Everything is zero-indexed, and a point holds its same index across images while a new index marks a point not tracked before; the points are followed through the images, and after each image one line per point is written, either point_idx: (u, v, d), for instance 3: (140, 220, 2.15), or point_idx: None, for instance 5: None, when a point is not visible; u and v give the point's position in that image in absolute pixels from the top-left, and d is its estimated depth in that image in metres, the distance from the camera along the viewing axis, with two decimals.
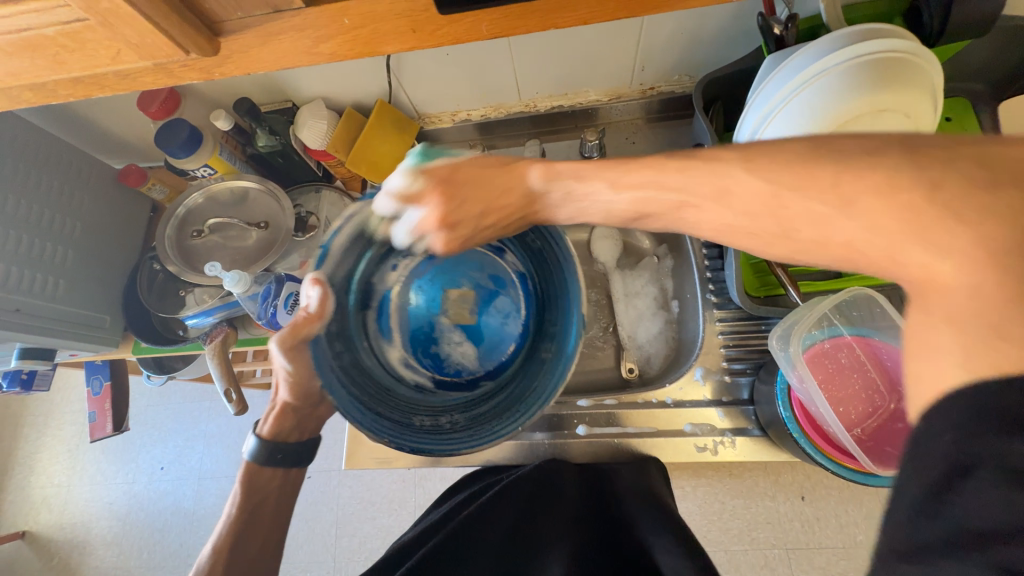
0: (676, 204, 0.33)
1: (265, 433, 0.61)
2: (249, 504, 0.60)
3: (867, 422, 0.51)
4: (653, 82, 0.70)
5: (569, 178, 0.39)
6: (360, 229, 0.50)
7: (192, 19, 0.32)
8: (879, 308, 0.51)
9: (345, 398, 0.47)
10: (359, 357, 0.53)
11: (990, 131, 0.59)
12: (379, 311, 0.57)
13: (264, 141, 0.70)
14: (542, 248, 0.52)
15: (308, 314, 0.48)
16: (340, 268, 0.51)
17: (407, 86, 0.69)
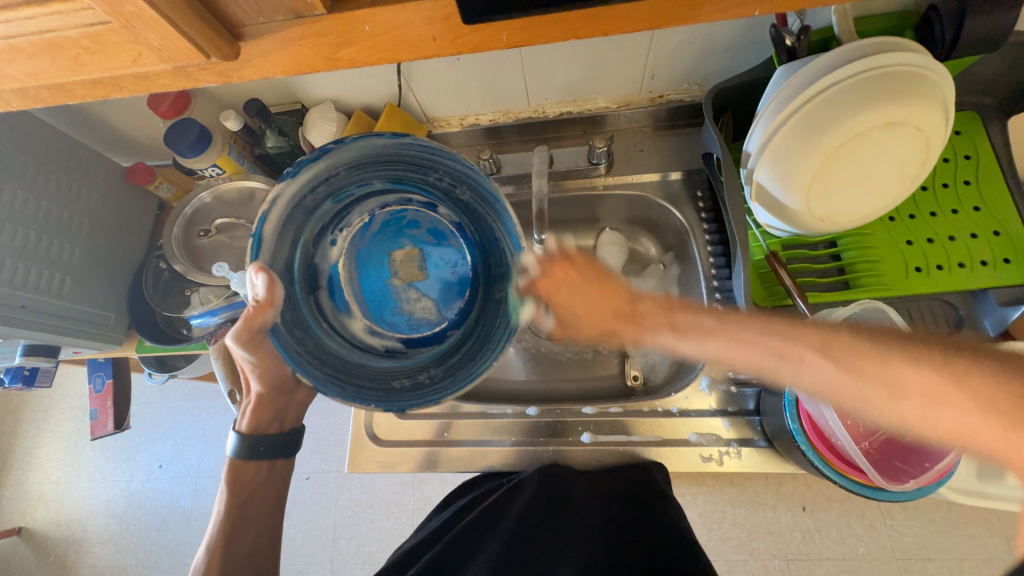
0: (772, 364, 0.42)
1: (244, 428, 0.62)
2: (239, 498, 0.61)
3: (876, 435, 0.51)
4: (662, 91, 0.71)
5: (668, 321, 0.49)
6: (281, 211, 0.48)
7: (213, 23, 0.32)
8: (889, 321, 0.51)
9: (320, 376, 0.46)
10: (323, 342, 0.50)
11: (1000, 145, 0.59)
12: (330, 289, 0.53)
13: (274, 142, 0.71)
14: (473, 200, 0.51)
15: (258, 303, 0.47)
16: (277, 258, 0.49)
17: (417, 89, 0.69)
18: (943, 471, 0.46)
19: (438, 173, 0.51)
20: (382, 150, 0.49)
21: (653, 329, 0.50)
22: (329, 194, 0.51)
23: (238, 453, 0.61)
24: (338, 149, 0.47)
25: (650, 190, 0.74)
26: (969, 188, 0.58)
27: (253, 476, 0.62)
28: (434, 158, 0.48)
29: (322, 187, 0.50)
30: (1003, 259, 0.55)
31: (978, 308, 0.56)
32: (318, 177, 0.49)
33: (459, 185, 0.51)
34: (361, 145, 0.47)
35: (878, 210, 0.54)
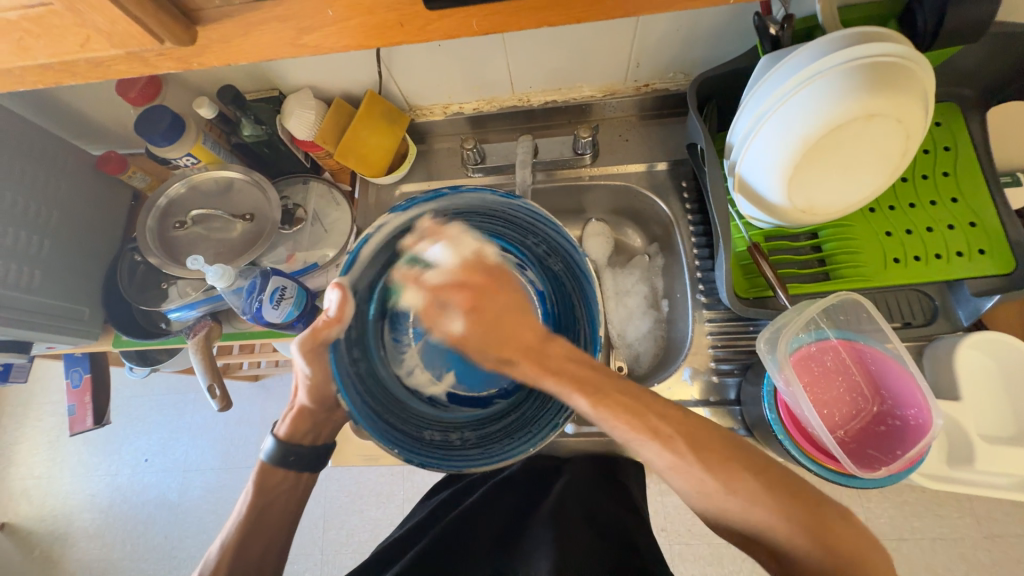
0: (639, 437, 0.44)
1: (281, 433, 0.62)
2: (263, 500, 0.60)
3: (851, 424, 0.52)
4: (647, 80, 0.70)
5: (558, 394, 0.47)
6: (387, 236, 0.55)
7: (164, 3, 0.30)
8: (865, 313, 0.51)
9: (357, 404, 0.52)
10: (376, 366, 0.57)
11: (980, 138, 0.59)
12: (395, 322, 0.60)
13: (250, 131, 0.68)
14: (563, 273, 0.58)
15: (329, 318, 0.52)
16: (363, 277, 0.55)
17: (398, 77, 0.68)
18: (912, 459, 0.46)
19: (536, 240, 0.58)
20: (493, 206, 0.56)
21: (557, 379, 0.47)
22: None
23: (271, 458, 0.60)
24: (452, 194, 0.54)
25: (636, 180, 0.73)
26: (948, 179, 0.59)
27: (281, 482, 0.61)
28: (537, 223, 0.56)
29: (426, 225, 0.57)
30: (979, 250, 0.56)
31: (953, 298, 0.56)
32: (427, 215, 0.56)
33: (553, 254, 0.58)
34: (477, 197, 0.55)
35: (859, 202, 0.55)
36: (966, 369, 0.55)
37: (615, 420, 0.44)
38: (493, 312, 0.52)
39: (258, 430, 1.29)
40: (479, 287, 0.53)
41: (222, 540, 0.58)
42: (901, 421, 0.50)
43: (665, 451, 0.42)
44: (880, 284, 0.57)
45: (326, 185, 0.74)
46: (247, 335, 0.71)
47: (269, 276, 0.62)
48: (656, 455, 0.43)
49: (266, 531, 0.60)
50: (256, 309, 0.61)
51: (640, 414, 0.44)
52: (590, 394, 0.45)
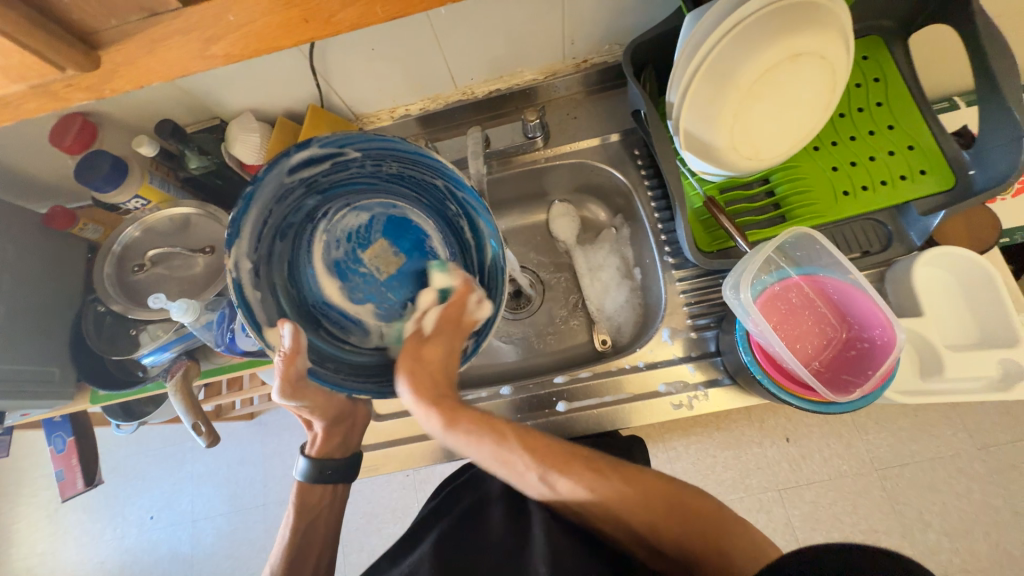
0: (544, 470, 0.50)
1: (314, 452, 0.64)
2: (305, 521, 0.62)
3: (824, 353, 0.54)
4: (585, 55, 0.71)
5: (464, 429, 0.51)
6: (252, 269, 0.52)
7: (59, 32, 0.30)
8: (821, 246, 0.53)
9: (374, 388, 0.57)
10: (353, 359, 0.58)
11: (906, 65, 0.62)
12: (329, 317, 0.59)
13: (196, 163, 0.67)
14: (402, 167, 0.57)
15: (287, 354, 0.52)
16: (270, 313, 0.54)
17: (337, 84, 0.67)
18: (883, 376, 0.48)
19: (357, 160, 0.55)
20: (297, 168, 0.52)
21: (469, 416, 0.52)
22: (275, 232, 0.55)
23: (307, 477, 0.63)
24: (258, 189, 0.50)
25: (590, 155, 0.74)
26: (882, 109, 0.61)
27: (321, 498, 0.64)
28: (342, 147, 0.52)
29: (266, 232, 0.53)
30: (920, 170, 0.58)
31: (904, 221, 0.59)
32: (257, 224, 0.52)
33: (382, 161, 0.56)
34: (276, 173, 0.51)
35: (802, 139, 0.56)
36: (925, 283, 0.57)
37: (541, 454, 0.50)
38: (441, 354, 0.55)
39: (261, 467, 1.26)
40: (450, 322, 0.57)
41: (271, 564, 0.60)
42: (868, 342, 0.52)
43: (588, 476, 0.49)
44: (834, 217, 0.59)
45: None
46: (228, 369, 0.70)
47: (238, 303, 0.62)
48: (577, 484, 0.49)
49: (314, 551, 0.62)
50: (229, 339, 0.61)
51: (561, 454, 0.51)
52: (502, 436, 0.51)
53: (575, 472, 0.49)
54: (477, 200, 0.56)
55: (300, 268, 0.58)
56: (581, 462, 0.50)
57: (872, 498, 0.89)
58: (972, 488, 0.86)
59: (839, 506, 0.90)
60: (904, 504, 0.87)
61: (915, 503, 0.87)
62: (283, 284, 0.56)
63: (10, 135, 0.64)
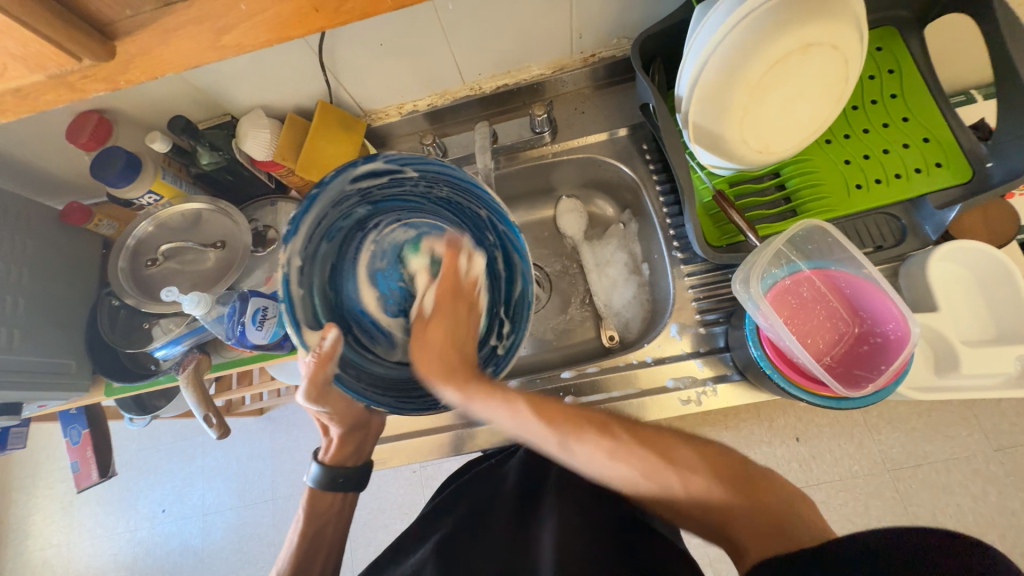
0: (559, 439, 0.46)
1: (327, 459, 0.64)
2: (315, 526, 0.62)
3: (836, 349, 0.53)
4: (593, 49, 0.70)
5: (477, 398, 0.50)
6: (300, 265, 0.57)
7: (75, 21, 0.30)
8: (834, 240, 0.52)
9: (388, 402, 0.57)
10: (371, 368, 0.61)
11: (922, 56, 0.61)
12: (361, 326, 0.63)
13: (207, 159, 0.68)
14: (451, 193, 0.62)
15: (320, 358, 0.54)
16: (306, 310, 0.57)
17: (346, 80, 0.68)
18: (897, 372, 0.48)
19: (413, 179, 0.61)
20: (358, 180, 0.59)
21: (484, 386, 0.51)
22: (327, 234, 0.60)
23: (319, 483, 0.62)
24: (320, 191, 0.56)
25: (599, 150, 0.74)
26: (896, 101, 0.60)
27: (330, 505, 0.64)
28: (402, 166, 0.59)
29: (319, 232, 0.59)
30: (936, 164, 0.57)
31: (919, 216, 0.58)
32: (313, 224, 0.58)
33: (433, 183, 0.61)
34: (340, 180, 0.57)
35: (813, 131, 0.55)
36: (941, 278, 0.56)
37: (552, 414, 0.47)
38: (448, 323, 0.57)
39: (270, 462, 1.28)
40: (445, 289, 0.59)
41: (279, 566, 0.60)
42: (882, 337, 0.51)
43: (600, 443, 0.45)
44: (847, 211, 0.58)
45: (295, 203, 0.74)
46: (237, 363, 0.71)
47: (248, 298, 0.62)
48: (594, 446, 0.45)
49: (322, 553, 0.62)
50: (240, 332, 0.61)
51: (570, 417, 0.47)
52: (515, 403, 0.48)
53: (589, 437, 0.46)
54: (516, 234, 0.59)
55: (342, 272, 0.63)
56: (594, 426, 0.47)
57: (884, 499, 0.87)
58: (988, 490, 0.84)
59: (850, 506, 0.89)
60: (916, 506, 0.86)
61: (928, 504, 0.86)
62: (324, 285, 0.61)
63: (28, 131, 0.65)
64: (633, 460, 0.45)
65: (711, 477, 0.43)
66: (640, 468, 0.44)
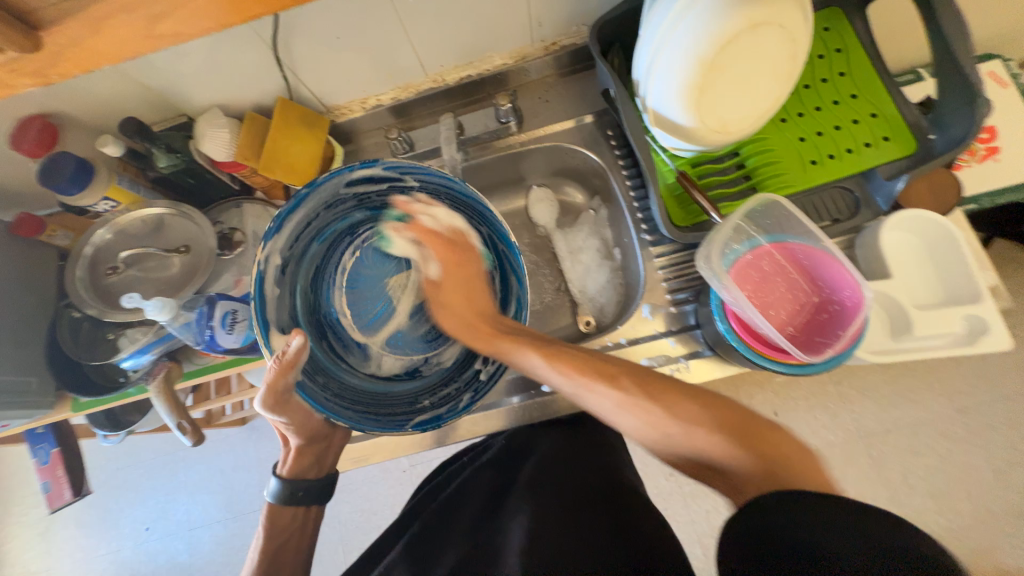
0: (575, 391, 0.49)
1: (285, 472, 0.62)
2: (276, 541, 0.61)
3: (797, 318, 0.55)
4: (554, 38, 0.71)
5: (506, 353, 0.54)
6: (279, 264, 0.58)
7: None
8: (790, 214, 0.54)
9: (352, 415, 0.56)
10: (340, 378, 0.61)
11: (866, 34, 0.63)
12: (337, 335, 0.64)
13: (165, 161, 0.65)
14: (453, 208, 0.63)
15: (280, 365, 0.52)
16: (279, 312, 0.59)
17: (304, 76, 0.66)
18: (854, 336, 0.50)
19: (414, 189, 0.62)
20: (354, 184, 0.60)
21: (513, 343, 0.54)
22: (315, 235, 0.62)
23: (278, 498, 0.61)
24: (311, 192, 0.57)
25: (566, 138, 0.75)
26: (845, 79, 0.63)
27: (292, 520, 0.62)
28: (403, 175, 0.59)
29: (307, 231, 0.60)
30: (884, 138, 0.60)
31: (870, 187, 0.60)
32: (300, 224, 0.59)
33: (435, 196, 0.62)
34: (335, 183, 0.58)
35: (768, 110, 0.57)
36: (893, 248, 0.58)
37: (565, 368, 0.49)
38: (465, 278, 0.62)
39: (256, 472, 1.25)
40: (448, 255, 0.62)
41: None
42: (839, 304, 0.53)
43: (611, 391, 0.47)
44: (802, 187, 0.60)
45: (261, 204, 0.73)
46: (211, 369, 0.69)
47: (216, 302, 0.60)
48: (605, 398, 0.47)
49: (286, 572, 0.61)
50: (209, 337, 0.60)
51: (586, 364, 0.49)
52: (544, 351, 0.51)
53: (600, 390, 0.47)
54: (516, 256, 0.60)
55: (325, 274, 0.65)
56: (603, 379, 0.47)
57: (858, 465, 0.91)
58: (952, 449, 0.89)
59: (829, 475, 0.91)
60: (889, 468, 0.90)
61: (899, 466, 0.90)
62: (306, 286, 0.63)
63: None
64: (636, 412, 0.45)
65: (716, 430, 0.42)
66: (643, 417, 0.45)
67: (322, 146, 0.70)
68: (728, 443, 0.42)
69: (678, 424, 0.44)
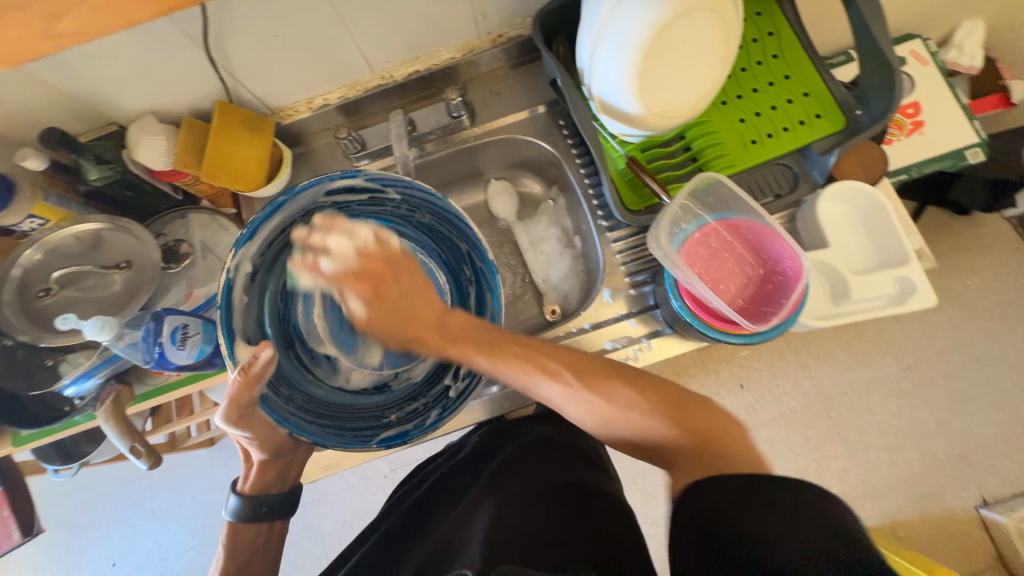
0: (518, 385, 0.51)
1: (246, 488, 0.60)
2: (238, 562, 0.58)
3: (745, 291, 0.58)
4: (499, 30, 0.71)
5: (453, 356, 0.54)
6: (249, 272, 0.56)
7: None
8: (731, 192, 0.56)
9: (314, 429, 0.55)
10: (306, 389, 0.60)
11: (794, 18, 0.66)
12: (306, 345, 0.63)
13: (96, 174, 0.62)
14: (431, 221, 0.62)
15: (244, 378, 0.50)
16: (246, 320, 0.57)
17: (243, 77, 0.64)
18: (795, 304, 0.53)
19: (394, 202, 0.61)
20: (334, 195, 0.58)
21: (458, 345, 0.52)
22: (288, 242, 0.60)
23: (238, 516, 0.59)
24: (289, 200, 0.55)
25: (519, 129, 0.75)
26: (778, 60, 0.66)
27: (256, 536, 0.60)
28: (386, 187, 0.58)
29: (281, 239, 0.58)
30: (816, 116, 0.63)
31: (807, 163, 0.64)
32: (275, 231, 0.57)
33: (416, 209, 0.61)
34: (314, 191, 0.56)
35: (707, 92, 0.59)
36: (829, 218, 0.62)
37: (505, 366, 0.50)
38: (397, 298, 0.54)
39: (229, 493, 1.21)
40: (376, 279, 0.53)
41: None
42: (782, 275, 0.56)
43: (556, 385, 0.49)
44: (744, 166, 0.63)
45: (207, 213, 0.70)
46: (164, 390, 0.66)
47: (162, 318, 0.58)
48: (552, 389, 0.49)
49: None
50: (158, 354, 0.56)
51: (524, 361, 0.50)
52: (489, 351, 0.51)
53: (550, 384, 0.49)
54: (491, 272, 0.59)
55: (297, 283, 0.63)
56: (546, 373, 0.49)
57: (819, 427, 0.96)
58: (901, 405, 0.94)
59: (793, 439, 0.96)
60: (849, 428, 0.95)
61: (857, 425, 0.95)
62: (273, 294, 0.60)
63: None
64: (579, 402, 0.48)
65: (655, 414, 0.46)
66: (586, 407, 0.48)
67: (268, 149, 0.68)
68: (667, 424, 0.46)
69: (618, 414, 0.47)
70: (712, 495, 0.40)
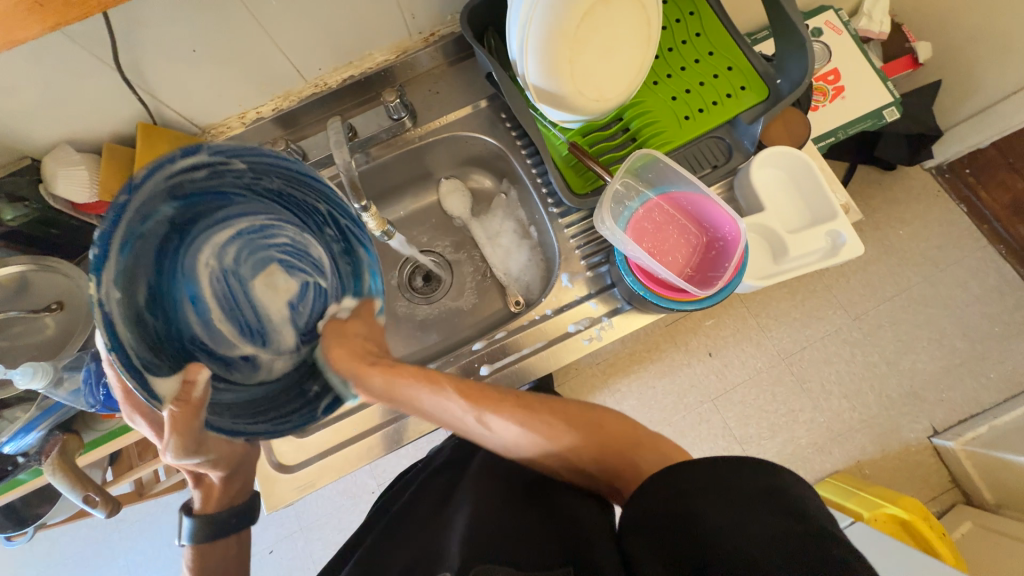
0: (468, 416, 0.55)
1: (198, 508, 0.59)
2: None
3: (692, 259, 0.60)
4: (431, 28, 0.71)
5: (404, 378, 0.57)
6: (120, 298, 0.43)
7: None
8: (667, 167, 0.59)
9: (264, 426, 0.49)
10: (231, 396, 0.52)
11: None
12: (206, 354, 0.54)
13: (12, 214, 0.57)
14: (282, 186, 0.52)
15: (180, 409, 0.46)
16: (140, 352, 0.45)
17: (166, 97, 0.61)
18: (736, 265, 0.56)
19: (238, 171, 0.50)
20: (171, 179, 0.45)
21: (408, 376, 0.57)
22: (124, 251, 0.44)
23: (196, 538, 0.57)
24: (132, 197, 0.42)
25: (462, 126, 0.75)
26: (701, 39, 0.69)
27: (222, 555, 0.58)
28: (229, 158, 0.47)
29: (126, 251, 0.44)
30: (741, 88, 0.66)
31: (738, 133, 0.67)
32: (123, 242, 0.43)
33: (263, 175, 0.51)
34: (154, 179, 0.43)
35: (636, 75, 0.61)
36: (763, 183, 0.66)
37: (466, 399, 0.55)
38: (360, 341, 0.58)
39: None
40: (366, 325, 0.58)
41: None
42: (723, 240, 0.59)
43: (503, 417, 0.54)
44: (681, 142, 0.66)
45: None
46: (118, 432, 0.62)
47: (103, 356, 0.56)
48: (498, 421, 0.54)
49: None
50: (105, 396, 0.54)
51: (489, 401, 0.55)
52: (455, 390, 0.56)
53: (498, 415, 0.54)
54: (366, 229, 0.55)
55: (161, 295, 0.51)
56: (504, 402, 0.55)
57: (784, 384, 0.97)
58: (856, 353, 0.98)
59: (761, 399, 0.97)
60: (811, 381, 0.97)
61: (819, 377, 0.97)
62: (145, 319, 0.48)
63: None
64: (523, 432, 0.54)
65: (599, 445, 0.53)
66: (526, 437, 0.54)
67: None
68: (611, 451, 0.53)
69: (567, 442, 0.53)
70: (667, 484, 0.44)
